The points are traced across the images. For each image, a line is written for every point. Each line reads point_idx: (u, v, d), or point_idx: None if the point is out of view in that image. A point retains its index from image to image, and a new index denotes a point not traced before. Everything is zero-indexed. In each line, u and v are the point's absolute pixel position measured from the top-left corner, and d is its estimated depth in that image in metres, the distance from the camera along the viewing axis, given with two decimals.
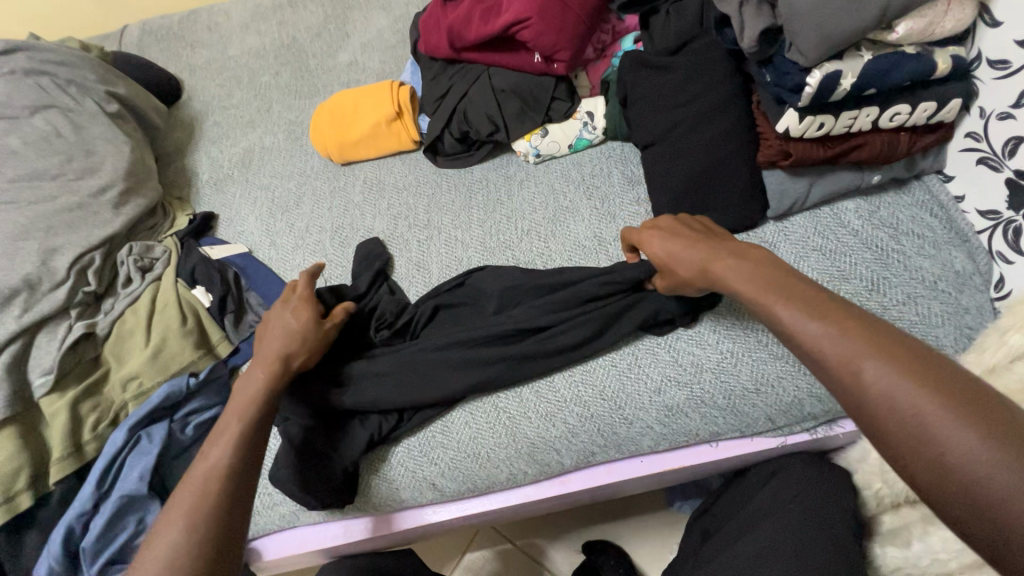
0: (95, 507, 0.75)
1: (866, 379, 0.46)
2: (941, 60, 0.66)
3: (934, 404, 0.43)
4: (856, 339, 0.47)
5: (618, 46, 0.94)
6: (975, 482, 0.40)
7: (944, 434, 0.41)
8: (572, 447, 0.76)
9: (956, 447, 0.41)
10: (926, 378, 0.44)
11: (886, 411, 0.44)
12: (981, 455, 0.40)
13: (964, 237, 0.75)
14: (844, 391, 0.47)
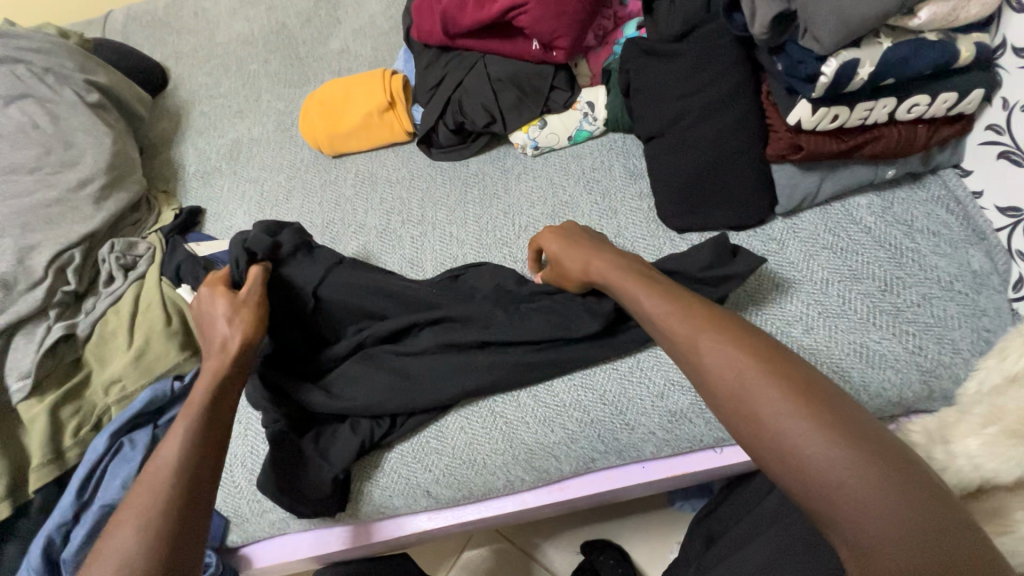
0: (76, 517, 0.72)
1: (711, 360, 0.48)
2: (965, 47, 0.62)
3: (766, 380, 0.45)
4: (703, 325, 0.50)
5: (621, 32, 0.90)
6: (795, 450, 0.42)
7: (778, 427, 0.43)
8: (572, 454, 0.74)
9: (780, 419, 0.43)
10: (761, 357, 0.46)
11: (734, 401, 0.46)
12: (803, 426, 0.42)
13: (982, 235, 0.72)
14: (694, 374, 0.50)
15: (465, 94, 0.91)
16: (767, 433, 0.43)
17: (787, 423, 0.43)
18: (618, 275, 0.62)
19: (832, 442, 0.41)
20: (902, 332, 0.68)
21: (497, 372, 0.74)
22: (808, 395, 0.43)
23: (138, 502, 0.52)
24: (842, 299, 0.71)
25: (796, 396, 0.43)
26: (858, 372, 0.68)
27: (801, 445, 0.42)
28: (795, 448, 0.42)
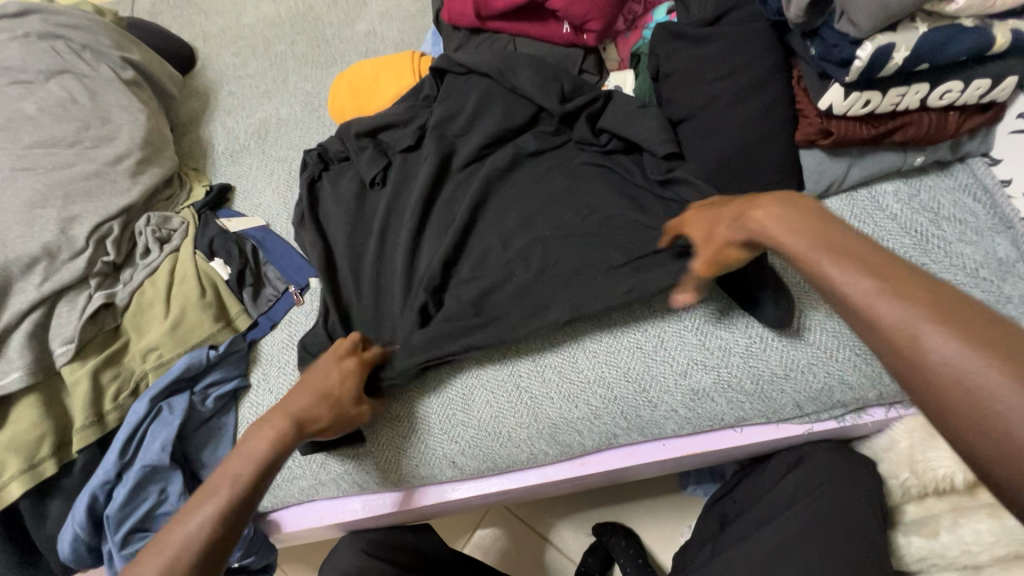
0: (118, 476, 0.75)
1: (853, 296, 0.48)
2: (1001, 34, 0.62)
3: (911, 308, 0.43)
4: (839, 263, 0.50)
5: (650, 16, 0.88)
6: (962, 385, 0.39)
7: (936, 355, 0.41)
8: (595, 429, 0.76)
9: (940, 355, 0.41)
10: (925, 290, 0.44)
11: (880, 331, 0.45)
12: (966, 360, 0.39)
13: (1009, 224, 0.73)
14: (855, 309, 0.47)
15: (481, 70, 0.89)
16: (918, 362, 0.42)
17: (934, 360, 0.41)
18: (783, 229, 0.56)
19: (990, 371, 0.38)
20: None
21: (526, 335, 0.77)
22: (961, 325, 0.41)
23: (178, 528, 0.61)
24: None
25: (938, 320, 0.42)
26: None
27: (980, 396, 0.38)
28: (955, 379, 0.40)
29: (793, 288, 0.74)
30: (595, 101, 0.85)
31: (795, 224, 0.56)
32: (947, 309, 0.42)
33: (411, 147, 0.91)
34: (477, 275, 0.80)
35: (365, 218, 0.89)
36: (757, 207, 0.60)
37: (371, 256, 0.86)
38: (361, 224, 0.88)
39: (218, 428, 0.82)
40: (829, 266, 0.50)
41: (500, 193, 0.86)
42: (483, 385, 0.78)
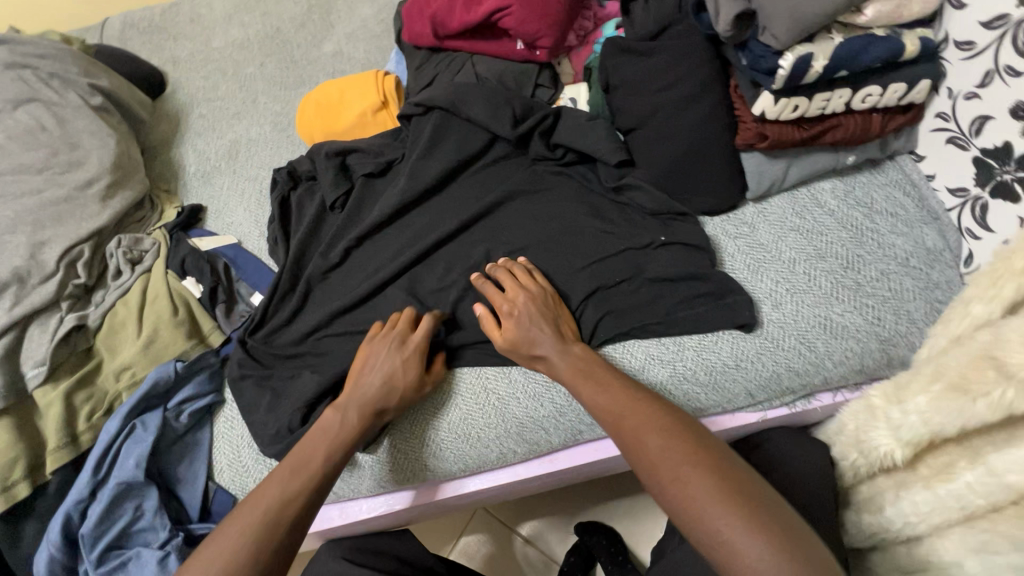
0: (92, 494, 0.76)
1: (654, 456, 0.59)
2: (910, 42, 0.68)
3: (725, 510, 0.52)
4: (660, 440, 0.59)
5: (599, 33, 0.93)
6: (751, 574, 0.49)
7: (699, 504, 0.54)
8: (561, 426, 0.79)
9: (731, 541, 0.51)
10: (688, 448, 0.58)
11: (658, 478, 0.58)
12: (748, 540, 0.50)
13: (935, 216, 0.78)
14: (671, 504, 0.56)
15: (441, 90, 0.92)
16: (706, 537, 0.53)
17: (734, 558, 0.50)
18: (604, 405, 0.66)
19: (767, 552, 0.49)
20: (863, 305, 0.74)
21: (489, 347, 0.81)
22: (764, 523, 0.51)
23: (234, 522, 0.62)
24: (807, 276, 0.77)
25: (740, 510, 0.52)
26: (837, 323, 0.74)
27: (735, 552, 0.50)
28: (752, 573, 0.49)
29: (741, 283, 0.78)
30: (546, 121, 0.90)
31: (618, 396, 0.66)
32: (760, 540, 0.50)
33: (373, 172, 0.95)
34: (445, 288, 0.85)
35: (336, 233, 0.92)
36: (514, 304, 0.75)
37: (339, 281, 0.90)
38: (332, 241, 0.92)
39: (193, 444, 0.84)
40: (604, 392, 0.67)
41: (460, 210, 0.90)
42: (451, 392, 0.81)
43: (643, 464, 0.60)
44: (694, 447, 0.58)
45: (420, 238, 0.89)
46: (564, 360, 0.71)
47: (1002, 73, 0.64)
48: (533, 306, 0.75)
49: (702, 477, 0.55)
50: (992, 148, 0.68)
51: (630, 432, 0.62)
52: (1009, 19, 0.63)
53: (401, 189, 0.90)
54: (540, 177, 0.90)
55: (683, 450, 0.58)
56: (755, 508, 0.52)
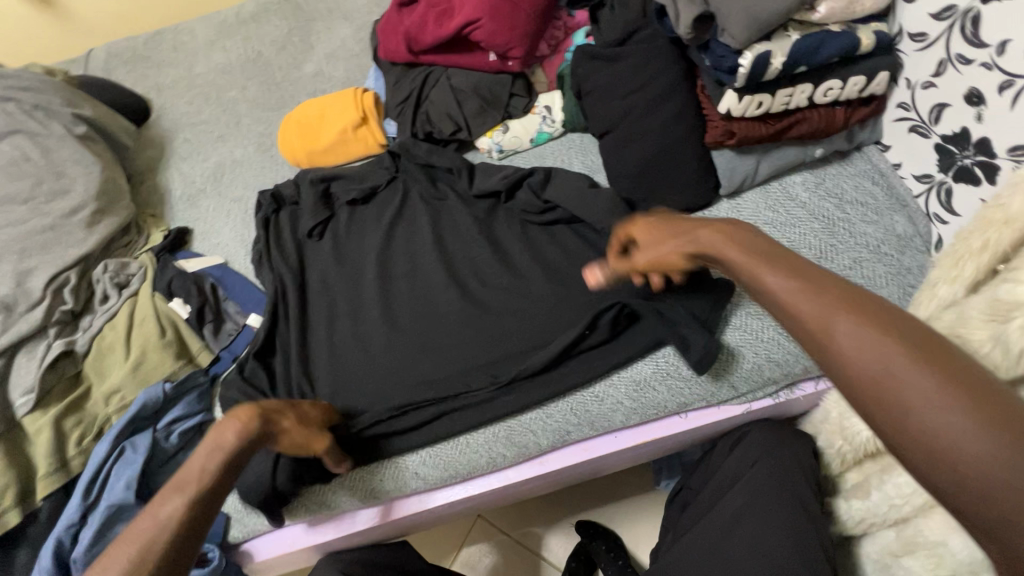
0: (83, 518, 0.77)
1: (805, 307, 0.45)
2: (864, 37, 0.70)
3: (936, 393, 0.37)
4: (840, 312, 0.43)
5: (571, 41, 0.96)
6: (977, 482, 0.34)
7: (885, 365, 0.39)
8: (548, 427, 0.80)
9: (945, 431, 0.36)
10: (885, 331, 0.40)
11: (809, 327, 0.44)
12: (974, 436, 0.35)
13: (904, 203, 0.79)
14: (842, 383, 0.42)
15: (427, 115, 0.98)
16: (898, 427, 0.38)
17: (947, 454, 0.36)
18: (744, 253, 0.53)
19: (997, 447, 0.34)
20: None
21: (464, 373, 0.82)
22: (994, 412, 0.35)
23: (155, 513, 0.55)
24: None
25: (968, 400, 0.36)
26: None
27: (916, 415, 0.37)
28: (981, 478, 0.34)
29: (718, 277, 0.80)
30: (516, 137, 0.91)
31: (783, 260, 0.50)
32: (980, 407, 0.36)
33: (356, 199, 0.99)
34: (429, 314, 0.88)
35: (324, 260, 0.96)
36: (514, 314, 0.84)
37: (319, 307, 0.93)
38: (321, 267, 0.96)
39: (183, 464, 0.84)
40: (763, 263, 0.51)
41: (443, 235, 0.93)
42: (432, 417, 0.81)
43: (798, 319, 0.46)
44: (898, 335, 0.40)
45: (405, 266, 0.93)
46: (715, 235, 0.58)
47: (954, 62, 0.66)
48: (659, 223, 0.68)
49: (916, 371, 0.38)
50: (951, 134, 0.69)
51: (798, 316, 0.45)
52: (956, 10, 0.65)
53: (388, 219, 0.96)
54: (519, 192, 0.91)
55: (881, 332, 0.40)
56: (983, 395, 0.36)
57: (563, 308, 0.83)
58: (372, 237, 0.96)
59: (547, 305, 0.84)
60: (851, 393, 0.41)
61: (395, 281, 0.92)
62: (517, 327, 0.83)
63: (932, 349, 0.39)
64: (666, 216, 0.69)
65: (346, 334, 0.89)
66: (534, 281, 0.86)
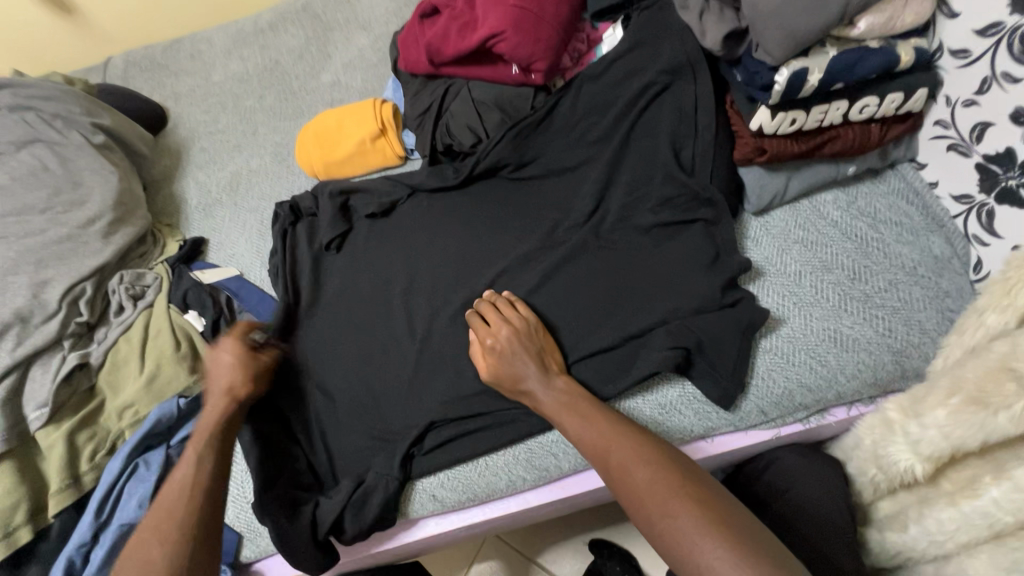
0: (95, 538, 0.75)
1: (649, 490, 0.58)
2: (904, 52, 0.68)
3: (697, 525, 0.54)
4: (649, 473, 0.59)
5: (594, 54, 0.93)
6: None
7: (684, 530, 0.54)
8: (569, 451, 0.77)
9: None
10: (672, 472, 0.59)
11: (646, 507, 0.58)
12: (727, 556, 0.52)
13: (941, 223, 0.76)
14: (648, 523, 0.57)
15: (453, 125, 0.96)
16: (662, 537, 0.56)
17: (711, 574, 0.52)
18: (588, 437, 0.66)
19: None
20: (872, 317, 0.73)
21: (488, 395, 0.80)
22: (722, 526, 0.54)
23: (146, 539, 0.62)
24: (814, 289, 0.76)
25: (713, 528, 0.54)
26: (854, 335, 0.73)
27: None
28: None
29: (779, 296, 0.77)
30: (536, 114, 0.89)
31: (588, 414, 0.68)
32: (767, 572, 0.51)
33: (376, 213, 0.97)
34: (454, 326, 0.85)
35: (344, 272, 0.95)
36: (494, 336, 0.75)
37: (333, 323, 0.91)
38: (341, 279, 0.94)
39: None
40: (593, 419, 0.67)
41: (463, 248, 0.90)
42: (451, 441, 0.79)
43: (637, 504, 0.59)
44: (663, 467, 0.60)
45: (427, 278, 0.90)
46: (549, 393, 0.71)
47: (1000, 79, 0.64)
48: (515, 338, 0.75)
49: (672, 497, 0.57)
50: (994, 154, 0.67)
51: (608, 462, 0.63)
52: (1002, 27, 0.63)
53: (412, 232, 0.94)
54: (541, 211, 0.89)
55: (674, 482, 0.58)
56: (737, 532, 0.53)
57: (594, 326, 0.79)
58: (391, 251, 0.93)
59: (570, 322, 0.80)
60: (650, 531, 0.57)
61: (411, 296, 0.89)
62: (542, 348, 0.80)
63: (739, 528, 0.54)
64: (517, 338, 0.75)
65: (359, 346, 0.88)
66: (559, 301, 0.81)
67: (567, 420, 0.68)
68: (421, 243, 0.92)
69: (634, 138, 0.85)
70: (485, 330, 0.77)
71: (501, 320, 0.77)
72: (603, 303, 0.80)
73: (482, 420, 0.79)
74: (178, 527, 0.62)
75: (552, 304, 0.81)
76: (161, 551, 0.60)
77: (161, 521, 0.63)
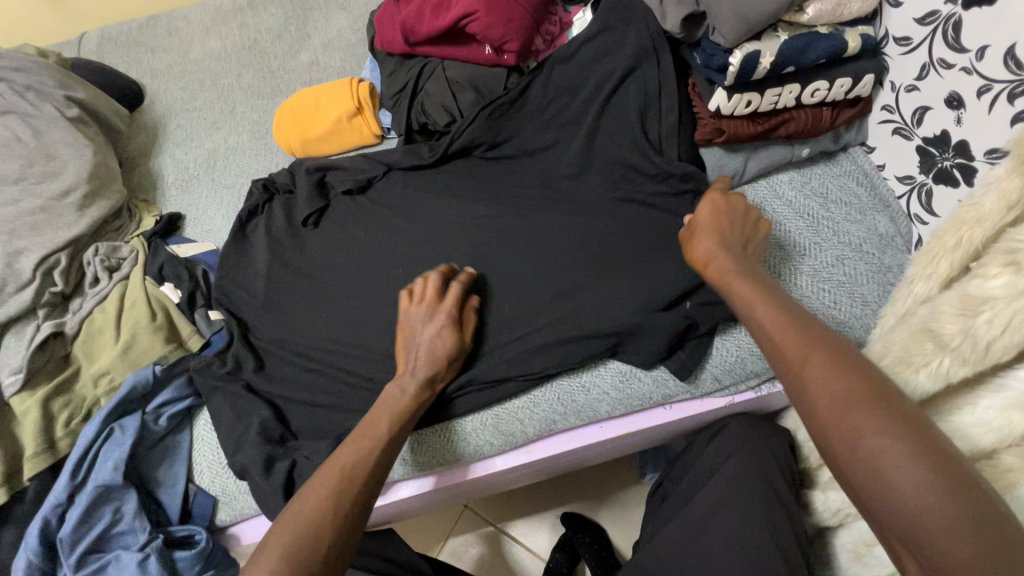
0: (70, 498, 0.76)
1: (823, 385, 0.51)
2: (851, 39, 0.72)
3: (887, 427, 0.47)
4: (830, 363, 0.52)
5: (566, 36, 0.96)
6: (945, 547, 0.43)
7: (867, 432, 0.48)
8: (534, 417, 0.81)
9: (909, 490, 0.45)
10: (878, 403, 0.49)
11: (830, 406, 0.50)
12: (909, 460, 0.46)
13: (886, 203, 0.81)
14: (820, 420, 0.51)
15: (428, 103, 0.98)
16: (840, 434, 0.49)
17: (896, 478, 0.45)
18: (772, 324, 0.57)
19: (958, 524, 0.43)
20: (819, 290, 0.78)
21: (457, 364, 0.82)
22: (911, 431, 0.47)
23: (300, 502, 0.65)
24: (767, 263, 0.80)
25: (902, 430, 0.47)
26: (803, 306, 0.77)
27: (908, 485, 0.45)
28: (893, 482, 0.46)
29: None
30: (509, 94, 0.92)
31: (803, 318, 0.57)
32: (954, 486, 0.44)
33: (352, 190, 0.98)
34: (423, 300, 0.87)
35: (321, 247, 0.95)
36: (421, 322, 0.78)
37: (308, 296, 0.91)
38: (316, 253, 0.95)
39: (172, 447, 0.84)
40: (765, 298, 0.59)
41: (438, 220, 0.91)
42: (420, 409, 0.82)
43: (815, 402, 0.51)
44: (838, 360, 0.52)
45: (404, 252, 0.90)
46: (740, 271, 0.64)
47: (936, 66, 0.68)
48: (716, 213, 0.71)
49: (861, 398, 0.49)
50: (932, 137, 0.72)
51: (795, 364, 0.53)
52: (938, 15, 0.67)
53: (387, 207, 0.95)
54: (516, 188, 0.92)
55: (853, 380, 0.51)
56: (920, 436, 0.47)
57: (560, 301, 0.82)
58: (367, 227, 0.94)
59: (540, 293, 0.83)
60: (816, 418, 0.51)
61: (386, 268, 0.90)
62: (507, 321, 0.82)
63: (924, 434, 0.47)
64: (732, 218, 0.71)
65: (334, 319, 0.88)
66: (528, 275, 0.84)
67: (750, 308, 0.60)
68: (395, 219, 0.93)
69: (603, 119, 0.88)
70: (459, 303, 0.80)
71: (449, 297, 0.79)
72: (570, 276, 0.83)
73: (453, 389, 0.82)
74: (324, 513, 0.64)
75: (521, 278, 0.84)
76: (326, 529, 0.63)
77: (305, 500, 0.65)
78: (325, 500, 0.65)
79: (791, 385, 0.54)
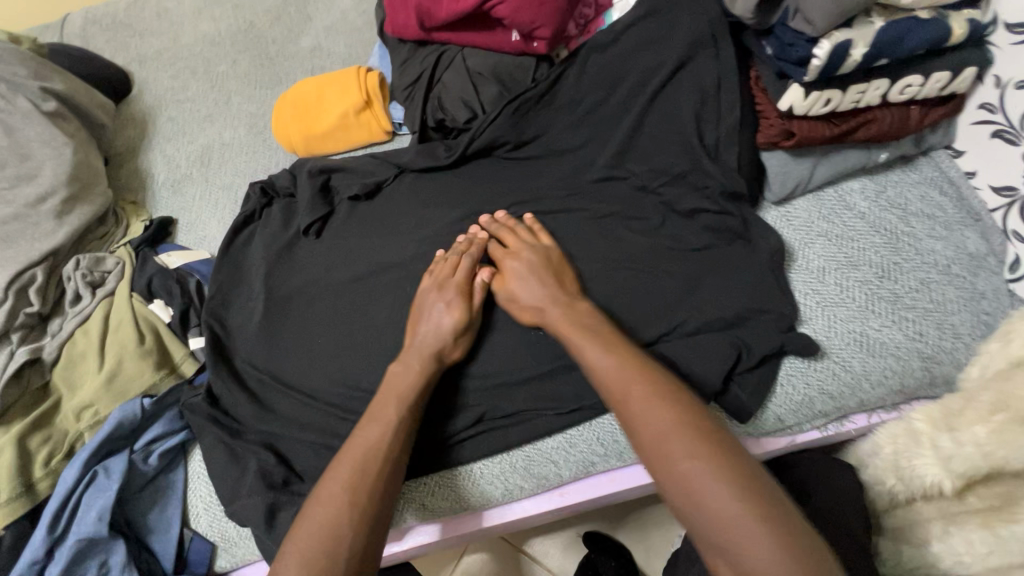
0: (49, 553, 0.68)
1: (650, 431, 0.52)
2: (957, 25, 0.61)
3: (710, 474, 0.48)
4: (647, 397, 0.54)
5: (602, 20, 0.86)
6: (743, 556, 0.45)
7: (706, 482, 0.48)
8: (571, 459, 0.72)
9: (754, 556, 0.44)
10: (703, 442, 0.50)
11: (657, 450, 0.51)
12: (736, 517, 0.46)
13: (977, 217, 0.71)
14: (658, 474, 0.51)
15: (444, 96, 0.87)
16: (680, 490, 0.49)
17: (710, 523, 0.47)
18: (605, 367, 0.58)
19: None
20: (901, 319, 0.67)
21: (484, 400, 0.73)
22: (742, 485, 0.47)
23: (321, 513, 0.57)
24: (839, 287, 0.70)
25: (743, 491, 0.47)
26: (881, 338, 0.67)
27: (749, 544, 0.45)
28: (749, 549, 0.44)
29: (808, 293, 0.70)
30: (537, 88, 0.81)
31: (660, 392, 0.55)
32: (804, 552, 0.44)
33: (359, 196, 0.86)
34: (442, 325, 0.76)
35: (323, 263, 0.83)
36: (516, 258, 0.71)
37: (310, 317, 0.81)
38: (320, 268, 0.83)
39: (164, 487, 0.76)
40: (596, 343, 0.61)
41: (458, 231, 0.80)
42: (441, 449, 0.73)
43: (649, 449, 0.52)
44: (659, 396, 0.54)
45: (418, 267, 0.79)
46: (567, 313, 0.65)
47: None
48: (524, 268, 0.70)
49: (694, 444, 0.50)
50: None
51: (620, 402, 0.55)
52: None
53: (397, 214, 0.83)
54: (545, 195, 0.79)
55: (669, 419, 0.52)
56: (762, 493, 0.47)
57: None
58: (373, 239, 0.83)
59: None
60: (659, 471, 0.51)
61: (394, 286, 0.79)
62: (538, 350, 0.72)
63: (763, 494, 0.47)
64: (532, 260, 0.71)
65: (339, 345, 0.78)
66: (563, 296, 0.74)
67: (580, 350, 0.61)
68: (408, 229, 0.82)
69: (649, 116, 0.76)
70: (502, 253, 0.73)
71: (519, 241, 0.73)
72: None
73: (479, 426, 0.72)
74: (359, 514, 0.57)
75: None
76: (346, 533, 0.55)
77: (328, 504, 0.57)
78: (342, 522, 0.56)
79: (625, 424, 0.55)
